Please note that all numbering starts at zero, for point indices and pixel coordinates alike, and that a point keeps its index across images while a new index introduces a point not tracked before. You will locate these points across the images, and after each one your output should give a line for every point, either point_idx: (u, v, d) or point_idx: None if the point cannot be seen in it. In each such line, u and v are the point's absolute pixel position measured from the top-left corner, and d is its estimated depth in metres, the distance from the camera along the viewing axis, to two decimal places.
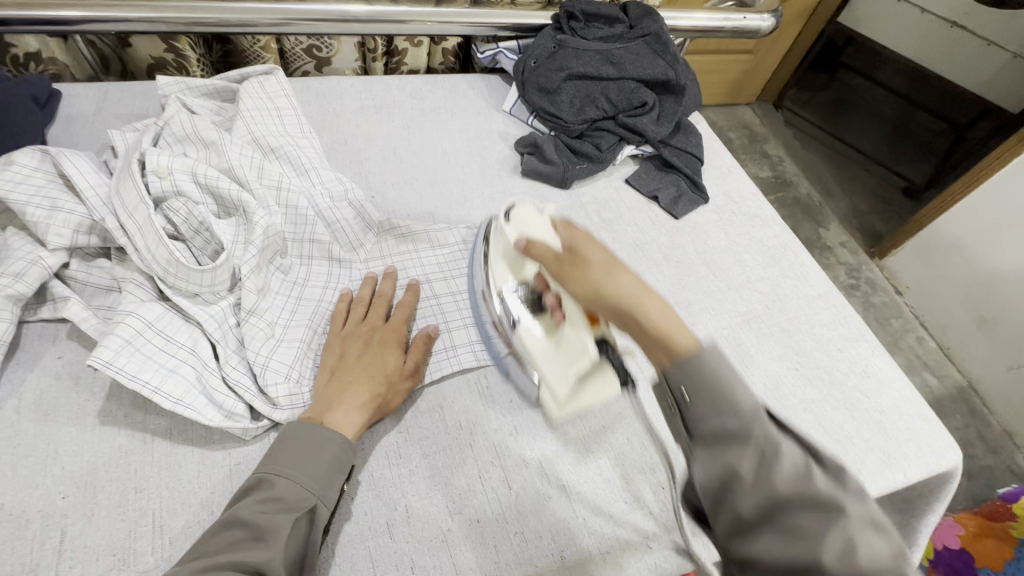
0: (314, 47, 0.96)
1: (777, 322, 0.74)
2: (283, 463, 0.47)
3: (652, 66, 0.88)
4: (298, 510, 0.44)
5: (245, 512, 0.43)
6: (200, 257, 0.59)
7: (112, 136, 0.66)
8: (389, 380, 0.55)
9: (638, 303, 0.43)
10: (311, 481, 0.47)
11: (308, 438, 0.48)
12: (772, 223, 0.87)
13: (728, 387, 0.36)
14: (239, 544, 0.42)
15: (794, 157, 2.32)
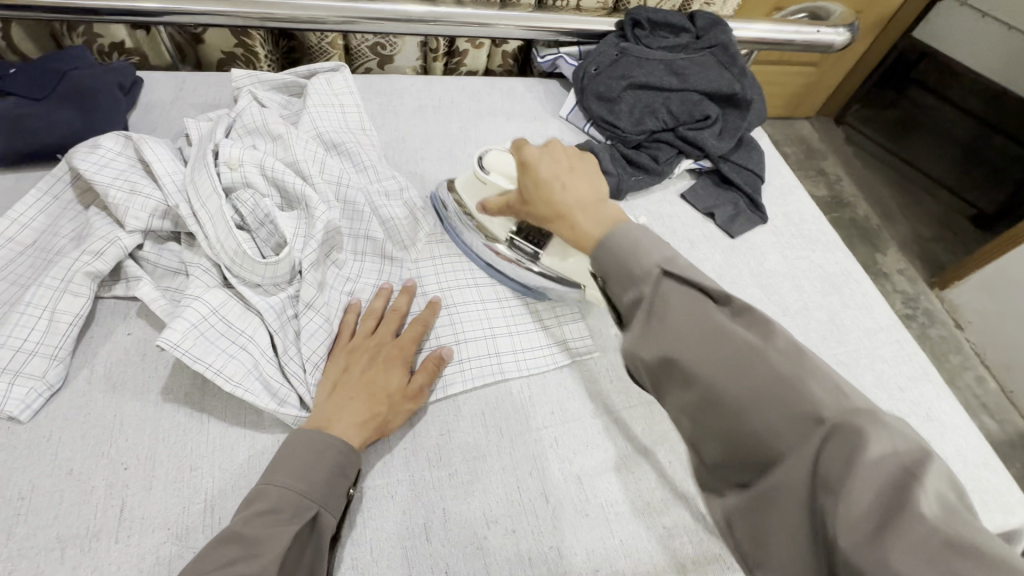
0: (378, 45, 0.98)
1: (834, 353, 0.71)
2: (284, 474, 0.46)
3: (717, 78, 0.85)
4: (299, 520, 0.44)
5: (244, 527, 0.42)
6: (263, 249, 0.60)
7: (187, 125, 0.69)
8: (392, 399, 0.53)
9: (571, 211, 0.54)
10: (312, 489, 0.46)
11: (307, 445, 0.48)
12: (833, 249, 0.83)
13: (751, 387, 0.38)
14: (236, 557, 0.41)
15: (854, 177, 2.22)
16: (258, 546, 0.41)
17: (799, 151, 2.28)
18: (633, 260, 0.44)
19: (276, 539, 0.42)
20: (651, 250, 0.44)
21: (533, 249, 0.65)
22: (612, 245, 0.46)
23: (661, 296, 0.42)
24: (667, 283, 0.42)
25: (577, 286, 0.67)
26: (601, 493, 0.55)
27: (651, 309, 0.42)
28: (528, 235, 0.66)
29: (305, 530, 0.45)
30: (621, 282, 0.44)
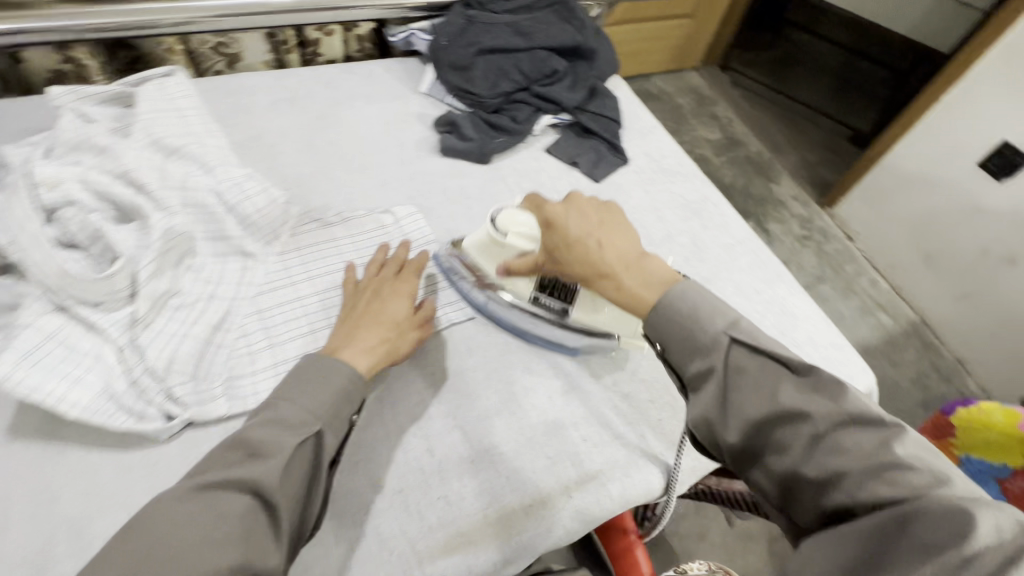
0: (222, 44, 0.94)
1: (697, 271, 0.76)
2: (293, 389, 0.49)
3: (560, 33, 0.88)
4: (302, 431, 0.46)
5: (252, 434, 0.45)
6: (100, 266, 0.57)
7: (3, 151, 0.64)
8: (399, 326, 0.59)
9: (644, 284, 0.49)
10: (317, 409, 0.48)
11: (326, 367, 0.51)
12: (692, 178, 0.89)
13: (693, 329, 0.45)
14: (232, 460, 0.43)
15: (742, 116, 2.36)
16: (263, 451, 0.44)
17: (689, 99, 2.39)
18: (688, 326, 0.45)
19: (281, 448, 0.44)
20: (714, 317, 0.45)
21: (562, 304, 0.63)
22: (677, 306, 0.46)
23: (731, 369, 0.43)
24: (736, 350, 0.43)
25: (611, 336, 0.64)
26: (485, 438, 0.57)
27: (724, 379, 0.43)
28: (555, 291, 0.63)
29: (305, 443, 0.46)
30: (684, 350, 0.45)
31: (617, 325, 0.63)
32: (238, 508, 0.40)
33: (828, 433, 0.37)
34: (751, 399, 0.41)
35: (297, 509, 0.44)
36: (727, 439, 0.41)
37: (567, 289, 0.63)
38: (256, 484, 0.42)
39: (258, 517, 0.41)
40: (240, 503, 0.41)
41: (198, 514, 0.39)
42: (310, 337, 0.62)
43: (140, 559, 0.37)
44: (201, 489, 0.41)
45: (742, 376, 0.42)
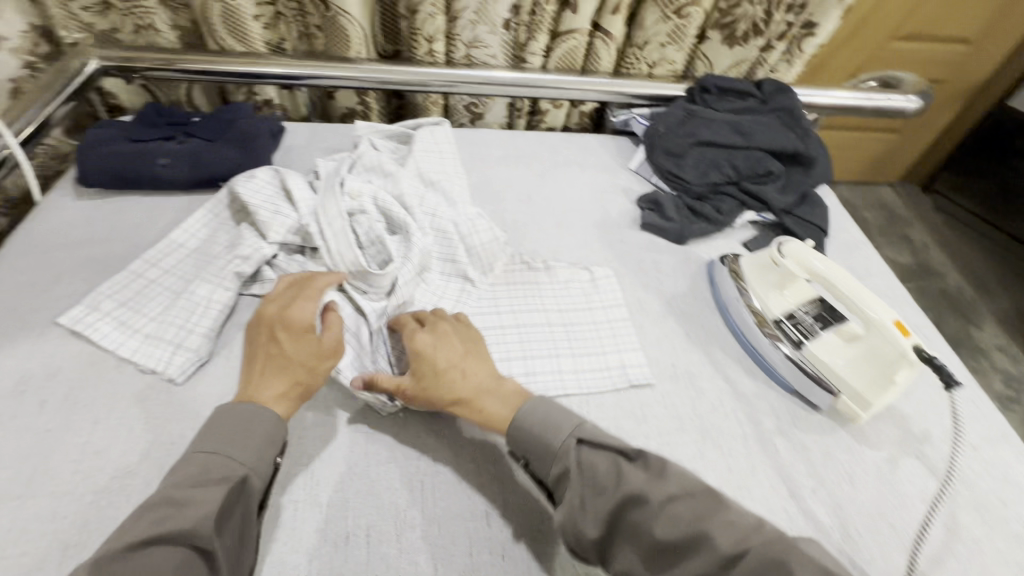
0: (473, 105, 1.13)
1: (900, 404, 0.70)
2: (212, 441, 0.50)
3: (782, 138, 0.91)
4: (227, 482, 0.48)
5: (173, 491, 0.46)
6: (372, 263, 0.73)
7: (318, 163, 0.83)
8: (307, 364, 0.57)
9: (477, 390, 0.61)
10: (246, 457, 0.50)
11: (236, 421, 0.52)
12: (899, 303, 0.81)
13: (555, 426, 0.54)
14: (168, 516, 0.44)
15: (942, 246, 2.17)
16: (187, 503, 0.45)
17: (879, 216, 2.25)
18: (551, 433, 0.53)
19: (199, 501, 0.45)
20: (562, 424, 0.54)
21: (799, 338, 0.69)
22: (534, 423, 0.54)
23: (580, 464, 0.51)
24: (583, 448, 0.52)
25: (834, 391, 0.66)
26: None
27: (571, 477, 0.50)
28: (797, 324, 0.70)
29: (232, 492, 0.48)
30: (543, 455, 0.53)
31: (853, 378, 0.64)
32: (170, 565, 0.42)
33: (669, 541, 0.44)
34: (590, 506, 0.48)
35: (231, 556, 0.46)
36: (589, 535, 0.47)
37: (807, 328, 0.69)
38: (191, 533, 0.44)
39: (201, 574, 0.43)
40: (173, 559, 0.42)
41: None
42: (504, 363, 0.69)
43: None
44: (137, 543, 0.42)
45: (578, 464, 0.50)
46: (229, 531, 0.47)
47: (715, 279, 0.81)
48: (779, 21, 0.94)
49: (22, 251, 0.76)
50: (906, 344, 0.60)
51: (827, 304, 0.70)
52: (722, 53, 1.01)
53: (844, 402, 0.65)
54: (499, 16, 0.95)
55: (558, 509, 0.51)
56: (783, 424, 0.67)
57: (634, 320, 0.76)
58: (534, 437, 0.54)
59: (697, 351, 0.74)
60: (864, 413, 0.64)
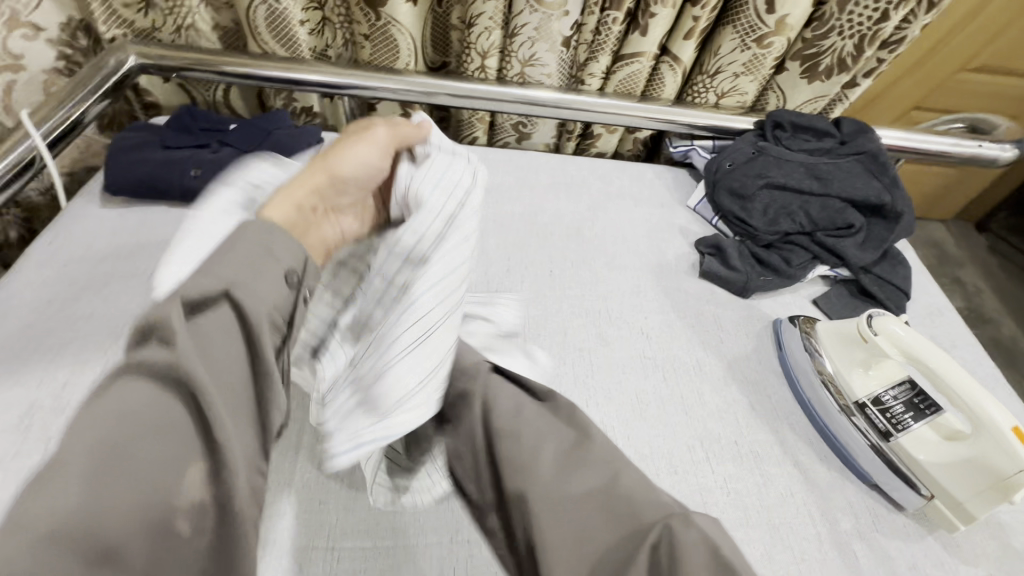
0: (520, 123, 1.06)
1: (995, 511, 0.61)
2: (223, 264, 0.41)
3: (866, 187, 0.82)
4: (224, 299, 0.39)
5: (165, 307, 0.37)
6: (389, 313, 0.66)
7: None
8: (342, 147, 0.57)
9: None
10: (224, 270, 0.40)
11: (245, 232, 0.43)
12: (993, 384, 0.72)
13: (542, 370, 0.53)
14: (148, 363, 0.35)
15: (996, 290, 2.04)
16: (186, 337, 0.37)
17: (930, 255, 2.12)
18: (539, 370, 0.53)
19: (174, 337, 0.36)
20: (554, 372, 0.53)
21: (887, 428, 0.61)
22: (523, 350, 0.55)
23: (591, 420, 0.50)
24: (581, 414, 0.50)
25: (926, 494, 0.58)
26: None
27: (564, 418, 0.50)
28: (886, 411, 0.62)
29: (218, 306, 0.39)
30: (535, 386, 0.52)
31: (952, 485, 0.56)
32: (138, 405, 0.34)
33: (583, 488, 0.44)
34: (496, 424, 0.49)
35: (230, 398, 0.38)
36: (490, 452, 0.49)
37: (895, 417, 0.61)
38: (178, 372, 0.35)
39: (184, 412, 0.35)
40: (148, 400, 0.35)
41: (136, 426, 0.34)
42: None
43: (74, 484, 0.31)
44: (115, 377, 0.35)
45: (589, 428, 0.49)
46: (232, 371, 0.38)
47: (791, 344, 0.72)
48: (869, 59, 0.86)
49: (41, 265, 0.72)
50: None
51: (919, 389, 0.62)
52: (800, 87, 0.93)
53: (937, 507, 0.58)
54: (560, 33, 0.89)
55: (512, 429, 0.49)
56: (860, 525, 0.59)
57: (691, 384, 0.69)
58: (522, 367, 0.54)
59: (763, 427, 0.66)
60: (961, 523, 0.57)
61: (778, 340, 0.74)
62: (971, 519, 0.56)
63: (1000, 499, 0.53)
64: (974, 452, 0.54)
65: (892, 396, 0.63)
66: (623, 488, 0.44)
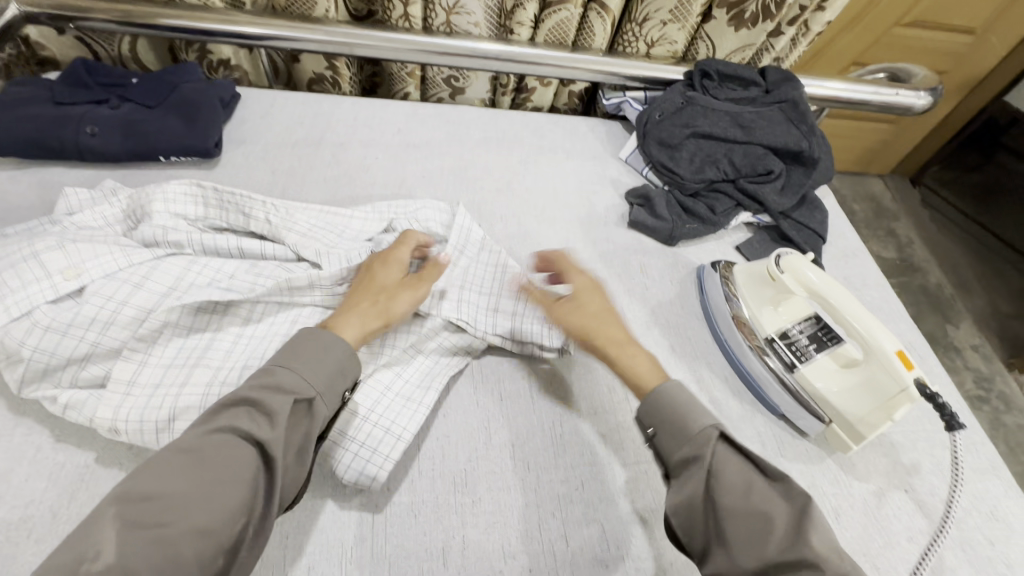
0: (452, 77, 1.03)
1: (888, 432, 0.66)
2: (303, 366, 0.49)
3: (786, 134, 0.84)
4: (298, 397, 0.47)
5: (248, 393, 0.45)
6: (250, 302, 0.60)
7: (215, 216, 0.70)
8: (388, 289, 0.60)
9: (610, 332, 0.60)
10: (315, 377, 0.48)
11: (313, 343, 0.51)
12: (895, 318, 0.77)
13: (688, 417, 0.51)
14: (232, 441, 0.42)
15: (925, 240, 2.15)
16: (272, 415, 0.44)
17: (867, 209, 2.21)
18: (689, 420, 0.51)
19: (271, 413, 0.45)
20: (704, 415, 0.51)
21: (793, 360, 0.64)
22: (670, 404, 0.52)
23: (716, 459, 0.48)
24: (721, 446, 0.49)
25: (824, 420, 0.62)
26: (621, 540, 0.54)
27: (710, 471, 0.48)
28: (792, 345, 0.65)
29: (301, 406, 0.47)
30: (675, 437, 0.51)
31: (848, 409, 0.60)
32: (230, 454, 0.42)
33: (749, 532, 0.44)
34: (690, 492, 0.48)
35: (293, 472, 0.45)
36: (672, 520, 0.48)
37: (800, 350, 0.64)
38: (263, 445, 0.43)
39: (258, 475, 0.43)
40: (239, 455, 0.42)
41: (220, 476, 0.41)
42: (464, 392, 0.63)
43: (183, 490, 0.39)
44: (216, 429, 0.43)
45: (721, 469, 0.47)
46: (293, 459, 0.45)
47: (711, 288, 0.74)
48: (790, 5, 0.87)
49: None
50: (909, 379, 0.55)
51: (822, 324, 0.66)
52: (726, 36, 0.93)
53: (834, 431, 0.61)
54: None
55: (673, 489, 0.49)
56: (766, 451, 0.62)
57: None
58: (669, 419, 0.52)
59: (681, 367, 0.69)
60: (854, 445, 0.60)
61: (700, 285, 0.77)
62: (863, 440, 0.60)
63: (888, 418, 0.57)
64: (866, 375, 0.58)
65: (798, 332, 0.66)
66: (734, 533, 0.44)
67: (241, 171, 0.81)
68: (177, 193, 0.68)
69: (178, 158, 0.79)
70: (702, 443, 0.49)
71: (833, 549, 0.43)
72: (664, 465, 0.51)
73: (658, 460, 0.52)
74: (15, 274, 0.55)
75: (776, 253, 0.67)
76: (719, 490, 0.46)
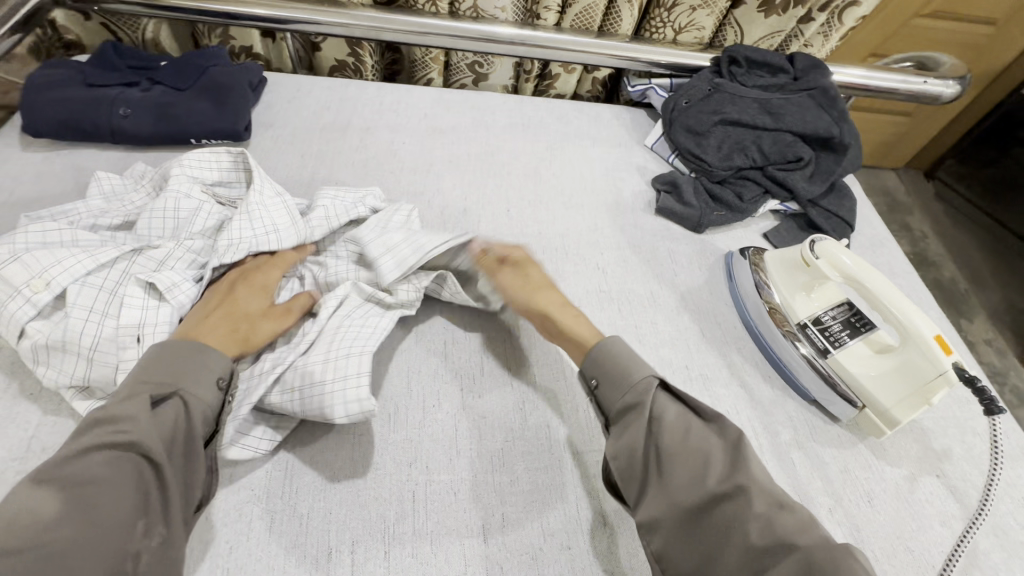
0: (476, 63, 1.03)
1: (920, 419, 0.66)
2: (163, 371, 0.47)
3: (815, 121, 0.83)
4: (162, 397, 0.46)
5: (113, 412, 0.44)
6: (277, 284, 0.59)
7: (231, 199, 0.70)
8: (251, 316, 0.57)
9: (541, 302, 0.62)
10: (169, 374, 0.47)
11: (184, 352, 0.49)
12: (925, 307, 0.77)
13: (627, 368, 0.54)
14: (100, 460, 0.41)
15: (940, 234, 2.14)
16: (129, 424, 0.43)
17: (882, 202, 2.20)
18: (629, 370, 0.54)
19: (131, 420, 0.43)
20: (645, 365, 0.54)
21: (826, 345, 0.64)
22: (610, 352, 0.55)
23: (657, 406, 0.52)
24: (662, 394, 0.53)
25: (857, 405, 0.62)
26: None
27: (649, 417, 0.51)
28: (825, 330, 0.65)
29: (171, 406, 0.46)
30: (614, 387, 0.54)
31: (883, 395, 0.60)
32: (102, 473, 0.41)
33: (694, 461, 0.48)
34: (633, 436, 0.51)
35: (183, 475, 0.45)
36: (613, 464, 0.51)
37: (833, 336, 0.65)
38: (134, 451, 0.42)
39: (147, 486, 0.42)
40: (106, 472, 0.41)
41: (99, 494, 0.40)
42: (498, 374, 0.63)
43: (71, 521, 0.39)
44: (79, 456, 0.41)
45: (665, 414, 0.51)
46: (175, 463, 0.44)
47: (741, 275, 0.74)
48: None
49: None
50: (948, 364, 0.55)
51: (855, 310, 0.66)
52: (756, 21, 0.93)
53: (868, 416, 0.62)
54: None
55: (615, 436, 0.52)
56: (798, 436, 0.62)
57: (645, 315, 0.71)
58: (608, 371, 0.55)
59: (712, 352, 0.69)
60: (888, 430, 0.61)
61: (729, 271, 0.77)
62: (897, 425, 0.60)
63: (924, 403, 0.57)
64: (902, 360, 0.58)
65: (831, 318, 0.66)
66: (681, 469, 0.48)
67: (270, 155, 0.81)
68: (196, 159, 0.70)
69: (208, 142, 0.79)
70: (644, 391, 0.52)
71: (759, 468, 0.47)
72: (607, 415, 0.54)
73: (598, 410, 0.55)
74: (56, 255, 0.55)
75: (808, 239, 0.67)
76: (663, 432, 0.50)
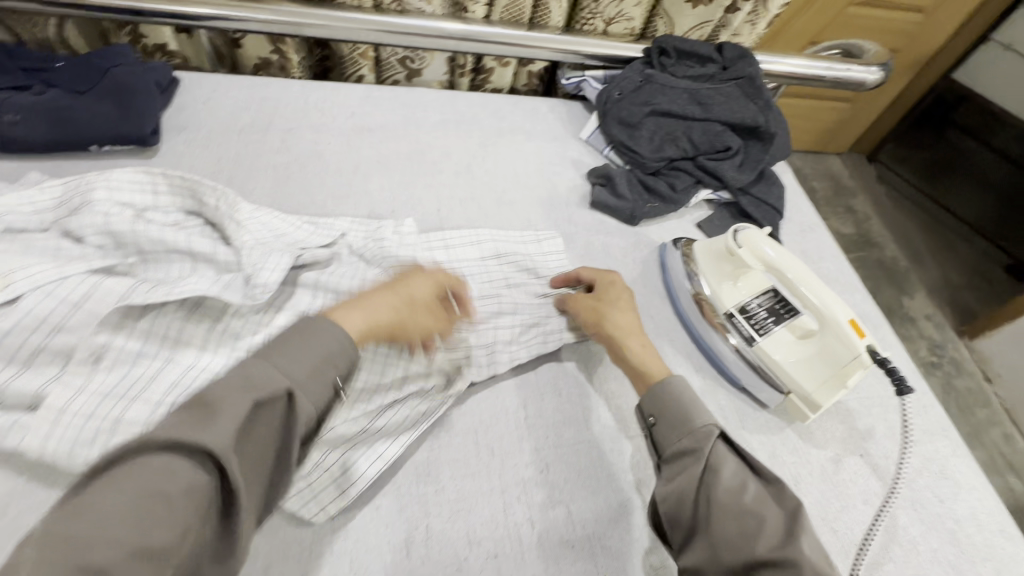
0: (407, 59, 1.00)
1: (844, 400, 0.67)
2: (279, 359, 0.43)
3: (743, 109, 0.84)
4: (271, 392, 0.40)
5: (208, 391, 0.39)
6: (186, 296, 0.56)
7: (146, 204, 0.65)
8: (416, 304, 0.56)
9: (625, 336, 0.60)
10: (294, 372, 0.43)
11: (303, 328, 0.46)
12: (849, 290, 0.79)
13: (691, 412, 0.52)
14: (173, 467, 0.34)
15: (881, 215, 2.22)
16: (217, 414, 0.37)
17: (827, 187, 2.27)
18: (686, 416, 0.52)
19: (235, 408, 0.38)
20: (706, 412, 0.52)
21: (752, 333, 0.65)
22: (676, 391, 0.54)
23: (714, 455, 0.49)
24: (721, 445, 0.50)
25: (783, 391, 0.63)
26: (586, 520, 0.54)
27: (702, 463, 0.48)
28: (751, 318, 0.65)
29: (273, 405, 0.41)
30: (672, 429, 0.52)
31: (805, 380, 0.61)
32: (183, 487, 0.34)
33: (744, 521, 0.44)
34: (685, 484, 0.48)
35: (253, 485, 0.39)
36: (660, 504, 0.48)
37: (758, 323, 0.65)
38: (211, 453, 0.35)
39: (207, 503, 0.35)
40: (186, 482, 0.34)
41: (163, 508, 0.33)
42: None
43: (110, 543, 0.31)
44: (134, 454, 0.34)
45: (720, 463, 0.48)
46: (252, 472, 0.39)
47: (672, 266, 0.74)
48: None
49: None
50: (862, 347, 0.56)
51: (780, 297, 0.67)
52: (684, 12, 0.93)
53: (793, 401, 0.63)
54: None
55: (665, 479, 0.49)
56: (727, 425, 0.63)
57: None
58: (668, 410, 0.53)
59: None
60: (812, 414, 0.62)
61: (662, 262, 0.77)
62: (819, 409, 0.61)
63: (844, 386, 0.58)
64: (822, 345, 0.59)
65: (756, 305, 0.67)
66: (724, 528, 0.44)
67: (183, 160, 0.76)
68: (124, 178, 0.64)
69: (112, 147, 0.74)
70: (701, 437, 0.50)
71: (816, 549, 0.43)
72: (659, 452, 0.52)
73: (653, 449, 0.53)
74: None
75: (733, 228, 0.67)
76: (712, 484, 0.47)
